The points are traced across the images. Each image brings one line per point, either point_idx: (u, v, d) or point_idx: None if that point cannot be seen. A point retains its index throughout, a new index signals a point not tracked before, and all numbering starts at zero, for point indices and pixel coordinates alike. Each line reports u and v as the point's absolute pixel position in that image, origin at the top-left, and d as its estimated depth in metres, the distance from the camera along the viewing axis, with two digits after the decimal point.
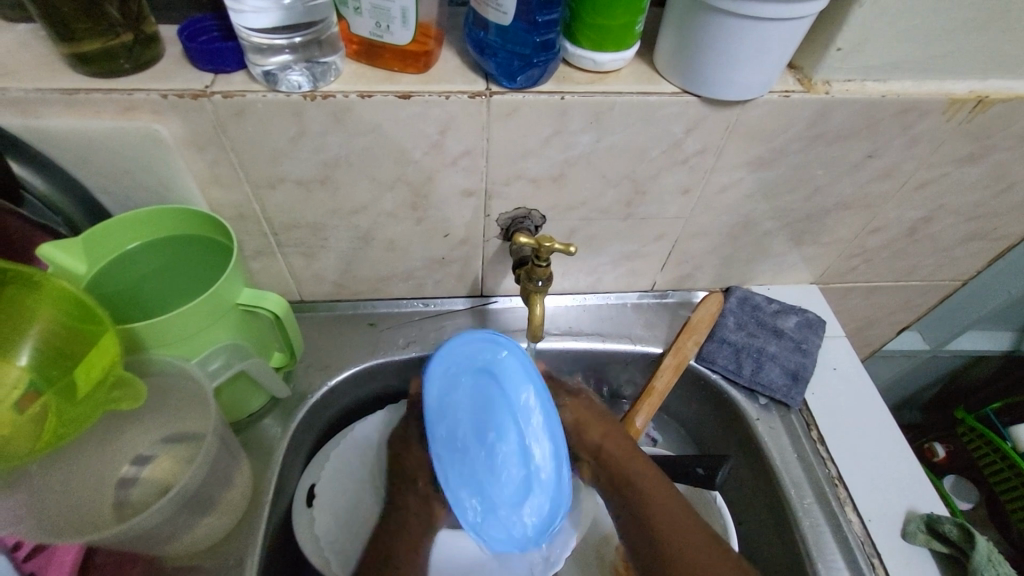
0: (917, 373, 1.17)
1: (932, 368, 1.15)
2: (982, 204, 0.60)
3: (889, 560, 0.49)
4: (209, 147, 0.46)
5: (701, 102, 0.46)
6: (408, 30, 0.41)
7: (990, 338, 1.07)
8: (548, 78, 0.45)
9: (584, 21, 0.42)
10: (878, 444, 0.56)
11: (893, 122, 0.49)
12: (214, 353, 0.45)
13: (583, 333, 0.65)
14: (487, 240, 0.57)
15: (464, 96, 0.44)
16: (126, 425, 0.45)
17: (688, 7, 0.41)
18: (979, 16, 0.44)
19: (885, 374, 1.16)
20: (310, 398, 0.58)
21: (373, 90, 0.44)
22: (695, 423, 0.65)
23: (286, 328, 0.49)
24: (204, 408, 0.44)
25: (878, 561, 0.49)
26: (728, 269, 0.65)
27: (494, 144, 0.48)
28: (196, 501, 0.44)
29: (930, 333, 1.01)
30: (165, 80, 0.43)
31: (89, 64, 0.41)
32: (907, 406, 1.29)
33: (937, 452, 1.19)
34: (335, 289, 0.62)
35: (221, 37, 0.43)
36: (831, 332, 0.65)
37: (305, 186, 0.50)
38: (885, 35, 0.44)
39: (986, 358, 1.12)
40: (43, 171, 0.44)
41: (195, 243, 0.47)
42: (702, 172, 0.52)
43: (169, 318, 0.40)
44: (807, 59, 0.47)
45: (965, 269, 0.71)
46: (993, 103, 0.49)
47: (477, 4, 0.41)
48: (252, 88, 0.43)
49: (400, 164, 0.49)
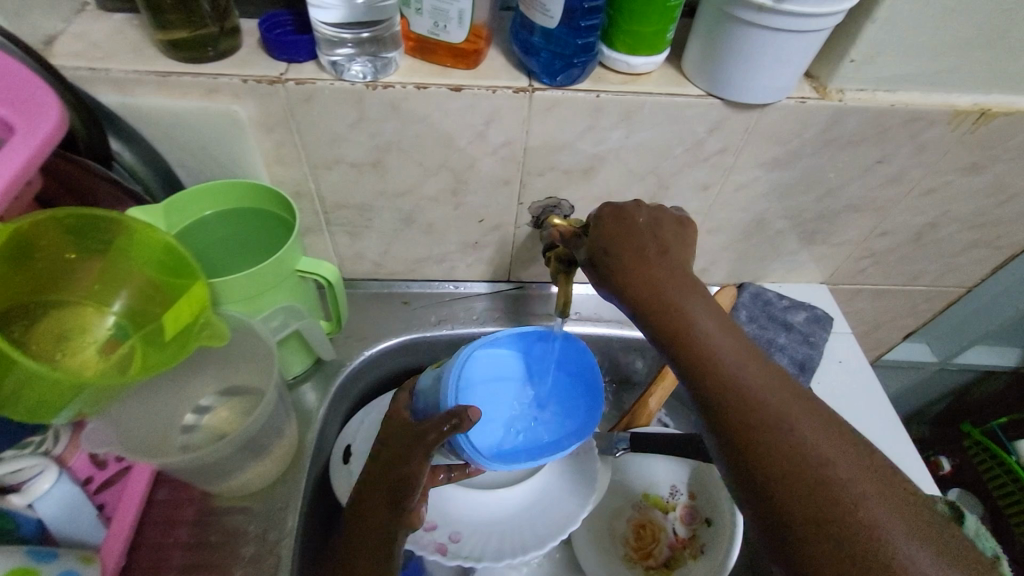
0: (924, 386, 1.19)
1: (939, 381, 1.17)
2: (985, 212, 0.64)
3: None
4: (278, 128, 0.51)
5: (724, 104, 0.50)
6: (463, 30, 0.46)
7: (997, 353, 1.09)
8: (585, 77, 0.49)
9: (620, 28, 0.47)
10: (876, 433, 0.59)
11: (901, 130, 0.53)
12: (274, 313, 0.50)
13: (602, 319, 0.70)
14: (519, 226, 0.62)
15: (509, 91, 0.49)
16: (191, 375, 0.50)
17: (716, 17, 0.46)
18: (983, 35, 0.48)
19: (893, 385, 1.18)
20: (348, 366, 0.63)
21: (428, 83, 0.49)
22: None
23: (335, 296, 0.54)
24: (264, 363, 0.49)
25: None
26: (741, 266, 0.69)
27: (533, 136, 0.53)
28: (249, 446, 0.49)
29: (936, 344, 1.04)
30: (245, 66, 0.48)
31: (181, 51, 0.47)
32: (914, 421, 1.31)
33: (942, 466, 1.21)
34: (374, 267, 0.67)
35: (295, 31, 0.49)
36: (838, 329, 0.68)
37: (357, 168, 0.55)
38: (895, 49, 0.49)
39: (993, 373, 1.14)
40: (132, 144, 0.50)
41: (259, 215, 0.52)
42: (721, 170, 0.57)
43: (241, 277, 0.45)
44: (822, 69, 0.51)
45: (969, 277, 0.74)
46: (995, 116, 0.53)
47: (526, 10, 0.46)
48: (322, 77, 0.48)
49: (446, 151, 0.54)
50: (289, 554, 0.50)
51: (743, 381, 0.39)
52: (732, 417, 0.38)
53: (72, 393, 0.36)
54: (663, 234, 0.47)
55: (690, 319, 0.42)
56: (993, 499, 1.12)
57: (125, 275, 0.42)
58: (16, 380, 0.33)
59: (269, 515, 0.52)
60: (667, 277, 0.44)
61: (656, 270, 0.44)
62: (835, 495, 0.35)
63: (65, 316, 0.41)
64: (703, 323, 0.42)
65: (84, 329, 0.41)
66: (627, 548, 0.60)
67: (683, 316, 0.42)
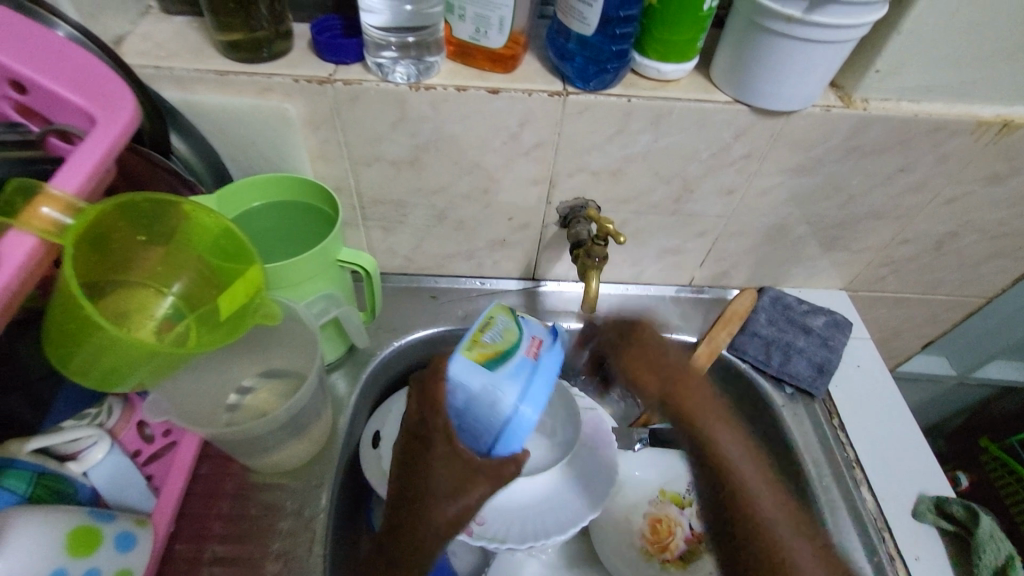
0: (944, 400, 1.18)
1: (959, 395, 1.16)
2: (1007, 223, 0.64)
3: (898, 533, 0.54)
4: (324, 126, 0.54)
5: (750, 111, 0.52)
6: (502, 36, 0.49)
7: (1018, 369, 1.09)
8: (617, 82, 0.52)
9: (652, 36, 0.49)
10: (894, 435, 0.60)
11: (925, 139, 0.55)
12: (315, 299, 0.52)
13: (623, 318, 0.71)
14: (546, 225, 0.64)
15: (544, 95, 0.51)
16: (236, 357, 0.53)
17: (745, 27, 0.48)
18: (1008, 48, 0.49)
19: (911, 398, 1.18)
20: (378, 355, 0.65)
21: (468, 85, 0.51)
22: None
23: (372, 286, 0.56)
24: (305, 346, 0.52)
25: (888, 534, 0.54)
26: (762, 270, 0.71)
27: (564, 138, 0.55)
28: (288, 425, 0.51)
29: (956, 357, 1.04)
30: (296, 67, 0.51)
31: (238, 51, 0.50)
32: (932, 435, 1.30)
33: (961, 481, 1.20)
34: (404, 262, 0.70)
35: (344, 35, 0.52)
36: (857, 334, 0.69)
37: (396, 166, 0.58)
38: (920, 61, 0.50)
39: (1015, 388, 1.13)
40: (188, 138, 0.53)
41: (303, 207, 0.55)
42: (746, 175, 0.58)
43: (289, 263, 0.48)
44: (847, 78, 0.53)
45: (990, 288, 0.75)
46: (1018, 127, 0.54)
47: (563, 17, 0.49)
48: (368, 78, 0.51)
49: (480, 151, 0.56)
50: (323, 529, 0.52)
51: (745, 478, 0.51)
52: (732, 515, 0.50)
53: (139, 364, 0.39)
54: (669, 352, 0.58)
55: (727, 452, 0.52)
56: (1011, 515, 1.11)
57: (187, 257, 0.45)
58: (96, 345, 0.37)
59: (304, 493, 0.54)
60: (683, 379, 0.55)
61: (686, 388, 0.55)
62: (774, 541, 0.48)
63: (130, 295, 0.44)
64: (733, 448, 0.52)
65: (145, 309, 0.44)
66: (644, 541, 0.61)
67: (718, 451, 0.52)
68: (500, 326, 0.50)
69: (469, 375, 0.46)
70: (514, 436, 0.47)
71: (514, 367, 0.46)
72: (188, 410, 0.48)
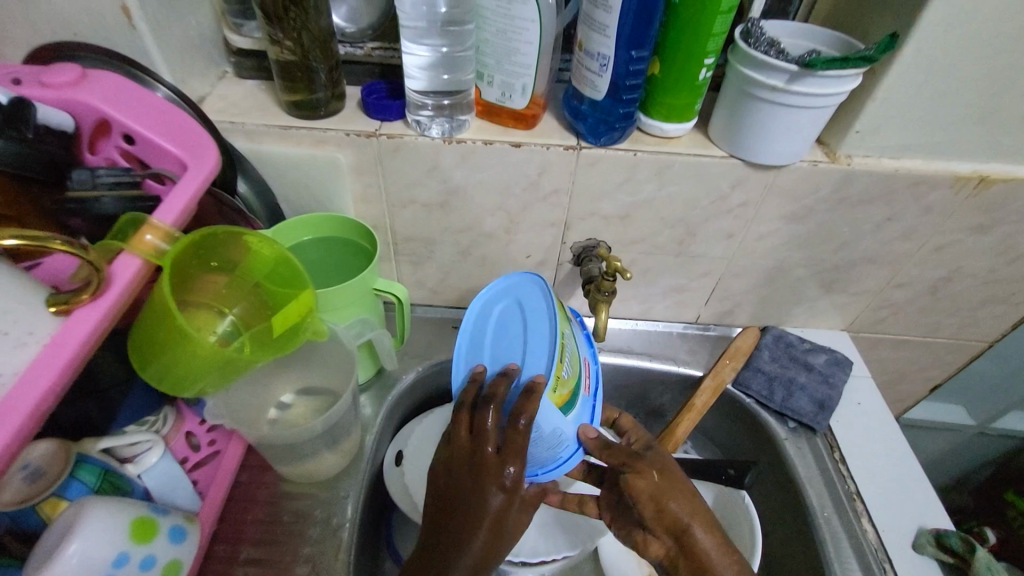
0: (962, 450, 1.17)
1: (977, 445, 1.15)
2: (997, 270, 0.68)
3: (899, 566, 0.55)
4: (367, 172, 0.62)
5: (745, 164, 0.59)
6: (524, 98, 0.57)
7: None
8: (624, 138, 0.59)
9: (655, 100, 0.56)
10: (896, 470, 0.63)
11: (907, 192, 0.60)
12: (353, 324, 0.58)
13: (633, 352, 0.76)
14: (561, 263, 0.70)
15: (560, 148, 0.59)
16: (279, 374, 0.59)
17: (736, 93, 0.55)
18: (976, 113, 0.55)
19: (928, 447, 1.17)
20: (403, 379, 0.71)
21: (494, 139, 0.59)
22: (729, 442, 0.73)
23: (402, 313, 0.62)
24: (343, 366, 0.58)
25: (889, 566, 0.56)
26: (764, 309, 0.75)
27: (578, 186, 0.62)
28: (322, 438, 0.56)
29: (969, 403, 1.05)
30: (347, 123, 0.59)
31: (299, 109, 0.59)
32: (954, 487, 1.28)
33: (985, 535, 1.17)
34: (430, 294, 0.76)
35: (388, 96, 0.60)
36: (858, 373, 0.73)
37: (428, 208, 0.65)
38: (897, 124, 0.56)
39: None
40: (250, 180, 0.61)
41: (346, 244, 0.62)
42: (744, 221, 0.64)
43: (336, 289, 0.54)
44: (832, 137, 0.59)
45: (990, 332, 0.78)
46: (994, 182, 0.59)
47: (578, 84, 0.56)
48: (408, 132, 0.59)
49: (503, 196, 0.63)
50: (348, 538, 0.56)
51: None
52: None
53: (205, 372, 0.46)
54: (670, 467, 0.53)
55: (704, 549, 0.49)
56: None
57: (250, 283, 0.52)
58: (174, 356, 0.44)
59: (332, 503, 0.59)
60: (668, 488, 0.50)
61: (677, 489, 0.51)
62: None
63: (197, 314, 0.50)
64: (701, 535, 0.49)
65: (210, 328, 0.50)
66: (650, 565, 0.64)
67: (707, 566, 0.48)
68: (572, 355, 0.50)
69: (549, 418, 0.48)
70: (563, 468, 0.52)
71: (579, 414, 0.50)
72: (238, 419, 0.53)
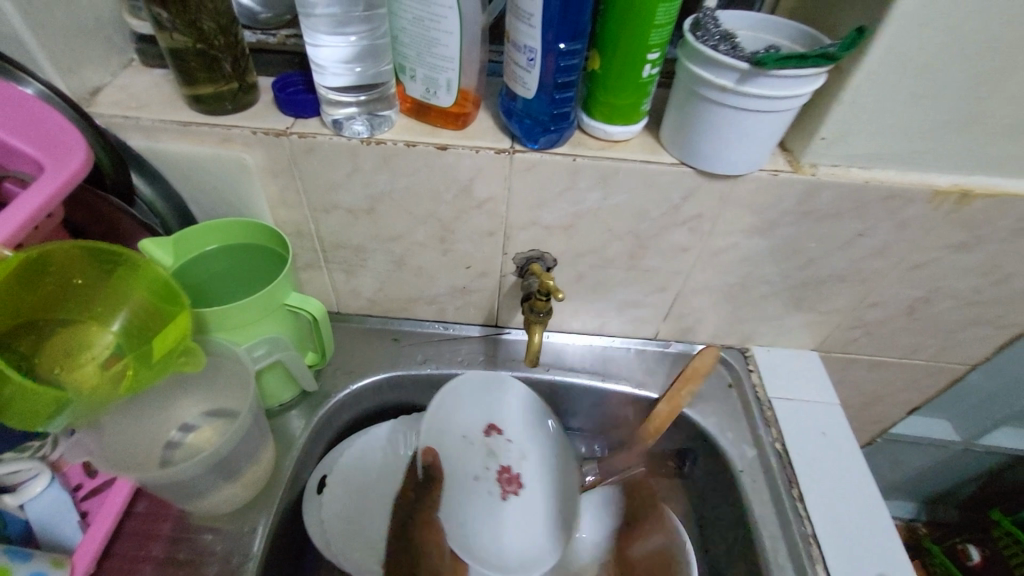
0: (917, 457, 1.27)
1: (934, 457, 1.27)
2: (981, 290, 0.62)
3: None
4: (281, 175, 0.56)
5: (696, 173, 0.52)
6: (450, 96, 0.50)
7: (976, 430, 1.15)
8: (564, 141, 0.53)
9: (597, 99, 0.50)
10: (856, 487, 0.60)
11: (879, 206, 0.54)
12: (262, 341, 0.53)
13: (585, 369, 0.71)
14: (504, 274, 0.65)
15: (491, 152, 0.52)
16: (179, 396, 0.53)
17: (686, 95, 0.48)
18: (952, 120, 0.48)
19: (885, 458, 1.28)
20: (331, 399, 0.66)
21: (416, 141, 0.53)
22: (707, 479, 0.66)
23: (322, 331, 0.58)
24: (243, 390, 0.53)
25: (820, 558, 0.55)
26: (728, 328, 0.70)
27: (514, 194, 0.56)
28: (222, 467, 0.51)
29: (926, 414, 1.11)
30: (258, 120, 0.53)
31: (199, 103, 0.52)
32: (927, 482, 1.38)
33: (971, 555, 1.35)
34: (368, 304, 0.71)
35: (304, 90, 0.54)
36: (827, 399, 0.68)
37: (352, 214, 0.59)
38: (868, 131, 0.49)
39: (994, 448, 1.19)
40: (154, 182, 0.55)
41: (253, 250, 0.57)
42: (701, 233, 0.58)
43: (231, 309, 0.49)
44: (796, 143, 0.52)
45: (972, 355, 0.71)
46: (976, 197, 0.52)
47: (509, 80, 0.50)
48: (322, 132, 0.53)
49: (432, 204, 0.58)
50: None
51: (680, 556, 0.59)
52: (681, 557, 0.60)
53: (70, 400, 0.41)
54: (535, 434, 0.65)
55: None
56: None
57: (121, 304, 0.46)
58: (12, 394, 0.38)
59: (237, 539, 0.54)
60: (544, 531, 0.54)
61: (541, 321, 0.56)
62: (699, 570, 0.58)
63: (69, 335, 0.45)
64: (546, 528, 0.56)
65: (86, 345, 0.45)
66: None
67: None
68: None
69: None
70: None
71: None
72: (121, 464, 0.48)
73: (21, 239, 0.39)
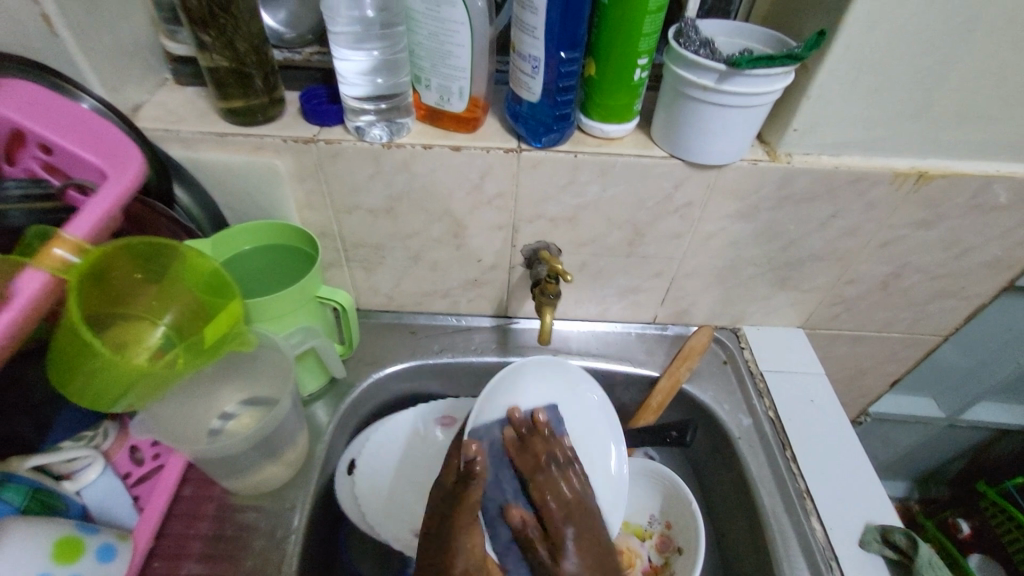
0: (905, 436, 1.34)
1: (921, 435, 1.33)
2: (945, 263, 0.68)
3: (841, 548, 0.57)
4: (309, 179, 0.61)
5: (685, 164, 0.58)
6: (462, 102, 0.56)
7: (957, 406, 1.21)
8: (565, 140, 0.59)
9: (594, 101, 0.56)
10: (843, 448, 0.66)
11: (849, 188, 0.60)
12: (296, 330, 0.58)
13: (590, 353, 0.76)
14: (513, 265, 0.70)
15: (500, 151, 0.58)
16: (220, 385, 0.57)
17: (673, 95, 0.54)
18: (907, 110, 0.54)
19: (875, 437, 1.34)
20: (355, 388, 0.70)
21: (432, 144, 0.58)
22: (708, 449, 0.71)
23: (348, 321, 0.63)
24: (280, 375, 0.57)
25: (814, 511, 0.60)
26: (720, 309, 0.76)
27: (522, 189, 0.61)
28: (264, 446, 0.56)
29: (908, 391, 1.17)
30: (287, 129, 0.58)
31: (233, 115, 0.58)
32: (917, 460, 1.44)
33: (961, 528, 1.42)
34: (385, 300, 0.76)
35: (328, 101, 0.59)
36: (814, 370, 0.74)
37: (373, 213, 0.65)
38: (834, 122, 0.56)
39: (976, 422, 1.25)
40: (191, 189, 0.60)
41: (284, 249, 0.62)
42: (691, 220, 0.64)
43: (271, 300, 0.54)
44: (772, 135, 0.59)
45: (944, 325, 0.78)
46: (932, 177, 0.59)
47: (515, 86, 0.56)
48: (347, 138, 0.58)
49: (447, 202, 0.63)
50: (291, 550, 0.56)
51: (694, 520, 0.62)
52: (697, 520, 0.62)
53: (138, 380, 0.45)
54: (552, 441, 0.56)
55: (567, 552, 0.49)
56: None
57: (172, 300, 0.51)
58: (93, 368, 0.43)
59: (277, 516, 0.59)
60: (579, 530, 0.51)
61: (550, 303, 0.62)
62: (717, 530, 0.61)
63: (125, 330, 0.49)
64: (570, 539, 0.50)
65: (138, 341, 0.49)
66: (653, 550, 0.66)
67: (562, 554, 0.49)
68: None
69: None
70: None
71: None
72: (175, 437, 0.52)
73: (95, 236, 0.44)
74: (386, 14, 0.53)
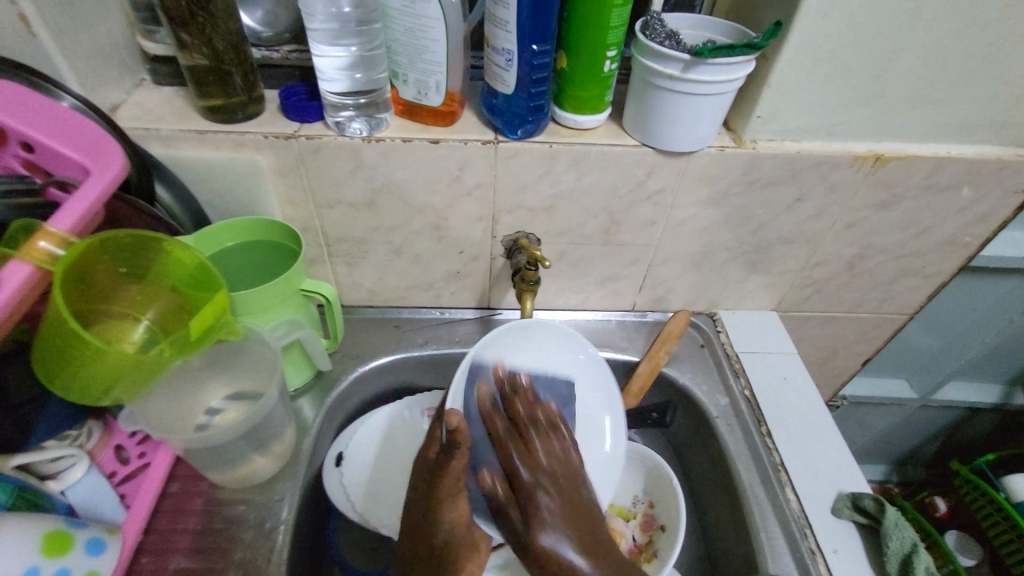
0: (880, 419, 1.38)
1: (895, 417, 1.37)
2: (906, 243, 0.72)
3: (815, 517, 0.60)
4: (290, 175, 0.62)
5: (656, 152, 0.61)
6: (440, 96, 0.58)
7: (926, 386, 1.26)
8: (540, 132, 0.61)
9: (567, 93, 0.58)
10: (816, 422, 0.68)
11: (812, 172, 0.63)
12: (280, 322, 0.59)
13: None
14: (494, 256, 0.72)
15: (478, 143, 0.60)
16: (206, 379, 0.58)
17: (642, 85, 0.56)
18: (862, 96, 0.57)
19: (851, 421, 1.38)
20: (342, 381, 0.71)
21: (412, 137, 0.60)
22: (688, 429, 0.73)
23: (333, 313, 0.64)
24: (267, 366, 0.58)
25: (789, 483, 0.63)
26: (695, 295, 0.78)
27: (500, 180, 0.63)
28: (251, 437, 0.57)
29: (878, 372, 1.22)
30: (267, 126, 0.59)
31: (213, 113, 0.58)
32: (893, 442, 1.49)
33: (938, 507, 1.40)
34: (369, 295, 0.77)
35: (307, 98, 0.60)
36: (787, 351, 0.77)
37: (355, 208, 0.66)
38: (794, 109, 0.59)
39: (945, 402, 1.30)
40: (172, 188, 0.60)
41: (267, 244, 0.63)
42: (664, 207, 0.66)
43: (255, 293, 0.55)
44: (737, 123, 0.61)
45: (908, 304, 0.81)
46: (889, 160, 0.62)
47: (491, 80, 0.57)
48: (327, 133, 0.59)
49: (427, 195, 0.65)
50: (281, 539, 0.57)
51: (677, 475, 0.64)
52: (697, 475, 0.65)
53: (127, 373, 0.46)
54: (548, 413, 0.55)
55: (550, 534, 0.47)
56: (988, 538, 1.26)
57: (155, 295, 0.51)
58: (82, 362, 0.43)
59: (267, 507, 0.59)
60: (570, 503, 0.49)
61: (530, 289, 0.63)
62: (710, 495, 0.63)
63: (110, 326, 0.49)
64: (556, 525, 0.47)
65: (123, 336, 0.49)
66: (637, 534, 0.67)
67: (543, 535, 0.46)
68: None
69: None
70: None
71: None
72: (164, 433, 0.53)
73: (80, 229, 0.44)
74: (362, 11, 0.54)
